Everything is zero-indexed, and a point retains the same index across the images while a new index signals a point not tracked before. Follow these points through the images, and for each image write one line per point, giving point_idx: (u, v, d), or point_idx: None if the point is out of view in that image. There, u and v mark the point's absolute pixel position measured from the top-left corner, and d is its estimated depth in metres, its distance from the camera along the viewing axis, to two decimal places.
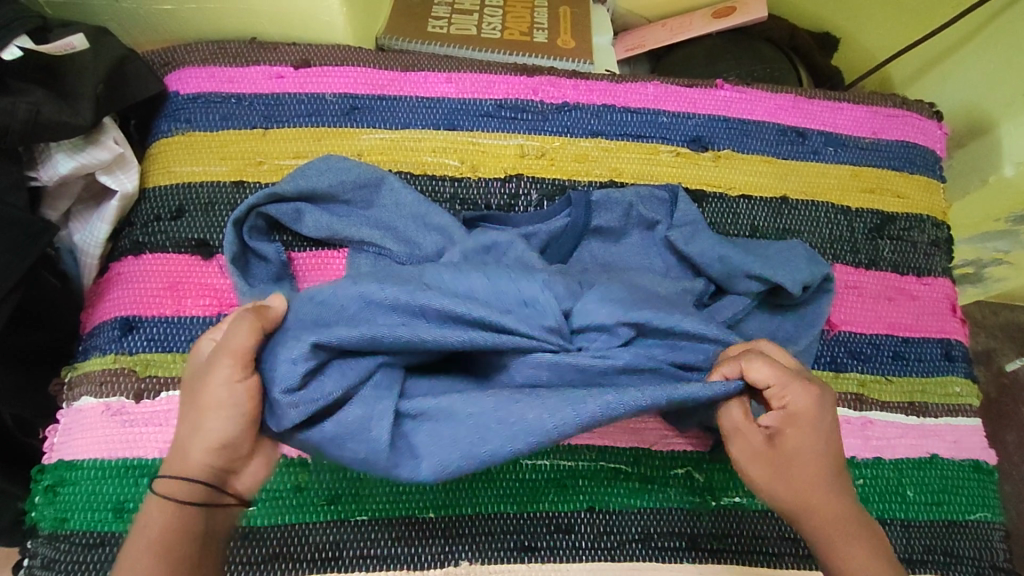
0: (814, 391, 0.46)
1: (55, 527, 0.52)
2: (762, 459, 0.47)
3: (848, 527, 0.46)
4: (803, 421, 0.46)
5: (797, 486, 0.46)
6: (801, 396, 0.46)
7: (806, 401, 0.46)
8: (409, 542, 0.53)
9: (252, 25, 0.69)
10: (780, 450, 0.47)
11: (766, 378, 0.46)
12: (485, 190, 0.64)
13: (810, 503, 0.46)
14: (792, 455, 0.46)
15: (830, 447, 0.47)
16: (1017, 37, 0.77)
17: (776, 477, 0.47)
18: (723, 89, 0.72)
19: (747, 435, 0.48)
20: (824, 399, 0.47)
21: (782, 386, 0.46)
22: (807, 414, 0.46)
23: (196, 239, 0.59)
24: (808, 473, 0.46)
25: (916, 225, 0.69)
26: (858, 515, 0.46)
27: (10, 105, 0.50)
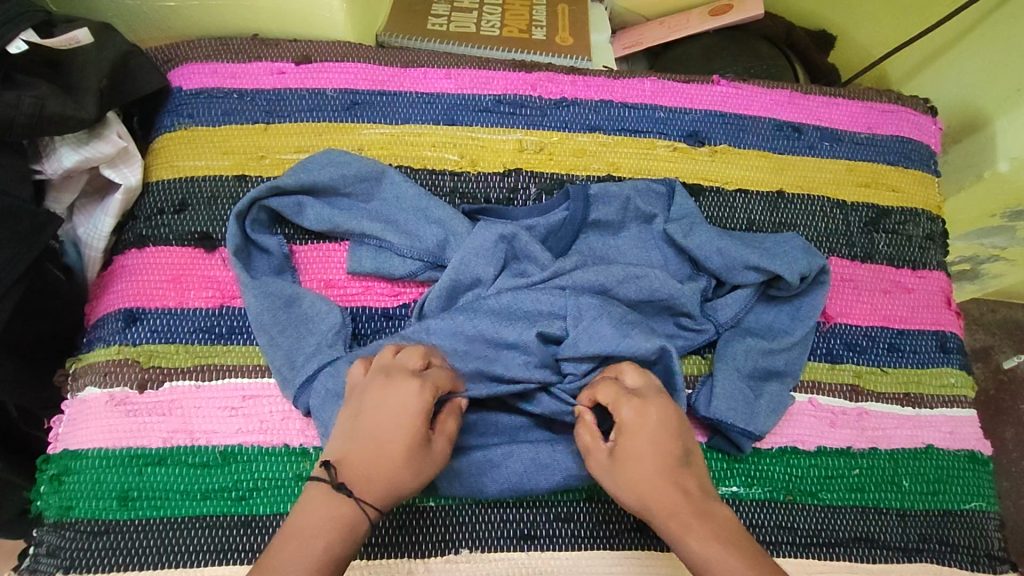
0: (645, 403, 0.49)
1: (60, 515, 0.52)
2: (610, 472, 0.48)
3: (697, 522, 0.45)
4: (637, 431, 0.48)
5: (640, 487, 0.46)
6: (627, 405, 0.49)
7: (635, 414, 0.49)
8: (410, 530, 0.54)
9: (254, 22, 0.70)
10: (620, 457, 0.48)
11: (606, 397, 0.51)
12: (484, 184, 0.65)
13: (651, 502, 0.46)
14: (631, 457, 0.47)
15: (660, 448, 0.47)
16: (1011, 34, 0.78)
17: (619, 485, 0.47)
18: (720, 85, 0.72)
19: (593, 450, 0.50)
20: (657, 409, 0.49)
21: (615, 395, 0.50)
22: (637, 425, 0.48)
23: (199, 232, 0.60)
24: (650, 475, 0.46)
25: (911, 219, 0.70)
26: (696, 508, 0.45)
27: (16, 99, 0.51)
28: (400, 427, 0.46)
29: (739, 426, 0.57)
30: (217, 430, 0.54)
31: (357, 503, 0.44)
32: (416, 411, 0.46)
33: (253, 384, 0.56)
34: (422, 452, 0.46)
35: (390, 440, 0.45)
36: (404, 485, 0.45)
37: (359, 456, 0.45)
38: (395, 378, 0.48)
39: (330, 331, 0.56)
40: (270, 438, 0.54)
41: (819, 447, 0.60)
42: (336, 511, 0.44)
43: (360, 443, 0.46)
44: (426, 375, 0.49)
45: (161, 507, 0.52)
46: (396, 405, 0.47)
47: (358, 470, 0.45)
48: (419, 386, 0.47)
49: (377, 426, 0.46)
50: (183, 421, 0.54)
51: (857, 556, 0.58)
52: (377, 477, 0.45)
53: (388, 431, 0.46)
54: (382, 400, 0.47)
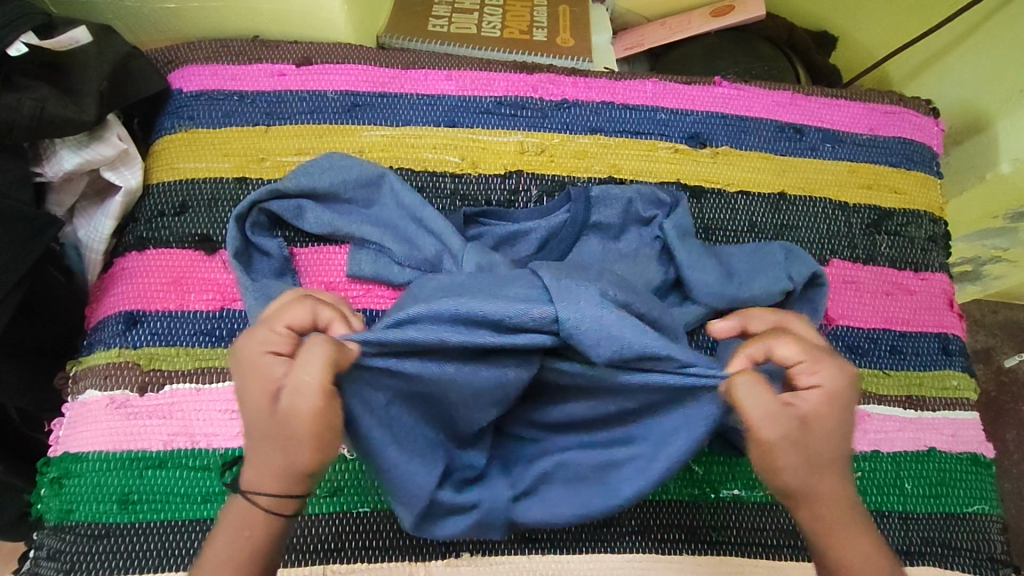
0: (845, 373, 0.43)
1: (60, 518, 0.52)
2: (782, 438, 0.41)
3: (853, 524, 0.43)
4: (831, 403, 0.42)
5: (824, 462, 0.42)
6: (830, 369, 0.43)
7: (834, 381, 0.43)
8: (410, 534, 0.54)
9: (254, 24, 0.70)
10: (807, 426, 0.42)
11: (797, 354, 0.43)
12: (485, 187, 0.65)
13: (826, 488, 0.42)
14: (820, 428, 0.42)
15: (846, 428, 0.43)
16: (1013, 35, 0.77)
17: (796, 455, 0.42)
18: (721, 86, 0.72)
19: (776, 412, 0.41)
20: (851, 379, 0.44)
21: (811, 353, 0.43)
22: (839, 395, 0.43)
23: (200, 234, 0.60)
24: (834, 453, 0.43)
25: (913, 221, 0.70)
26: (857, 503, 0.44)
27: (16, 101, 0.51)
28: (246, 397, 0.41)
29: None
30: (217, 433, 0.54)
31: (242, 494, 0.40)
32: (256, 375, 0.41)
33: None
34: (274, 411, 0.40)
35: (244, 417, 0.41)
36: (274, 459, 0.40)
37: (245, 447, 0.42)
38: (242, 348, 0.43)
39: None
40: None
41: None
42: (235, 507, 0.41)
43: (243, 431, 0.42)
44: (258, 328, 0.42)
45: (161, 510, 0.52)
46: (240, 375, 0.42)
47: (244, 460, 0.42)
48: (249, 343, 0.42)
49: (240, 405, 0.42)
50: (183, 424, 0.54)
51: None
52: (248, 460, 0.40)
53: (249, 406, 0.41)
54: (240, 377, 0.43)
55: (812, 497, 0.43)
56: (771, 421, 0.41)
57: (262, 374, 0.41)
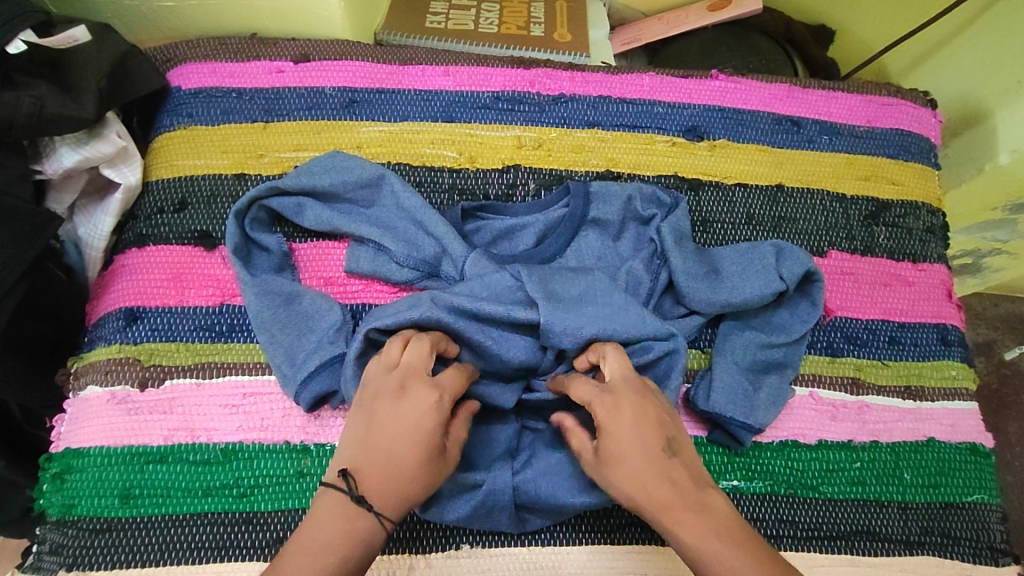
0: (621, 399, 0.48)
1: (62, 513, 0.52)
2: (590, 468, 0.48)
3: (702, 527, 0.43)
4: (618, 428, 0.47)
5: (629, 491, 0.45)
6: (603, 406, 0.47)
7: (611, 413, 0.47)
8: (409, 526, 0.54)
9: (251, 21, 0.70)
10: (605, 459, 0.47)
11: (584, 394, 0.49)
12: (483, 181, 0.65)
13: (647, 503, 0.45)
14: (614, 458, 0.46)
15: (649, 443, 0.46)
16: (1010, 26, 0.77)
17: (608, 484, 0.46)
18: (718, 80, 0.72)
19: (583, 445, 0.49)
20: (630, 406, 0.47)
21: (590, 394, 0.49)
22: (614, 426, 0.47)
23: (199, 230, 0.60)
24: (637, 474, 0.45)
25: (911, 212, 0.70)
26: (689, 502, 0.44)
27: (15, 99, 0.51)
28: (418, 437, 0.46)
29: (738, 419, 0.57)
30: (218, 428, 0.55)
31: (377, 517, 0.43)
32: (435, 423, 0.46)
33: (254, 382, 0.56)
34: (440, 458, 0.46)
35: (405, 451, 0.45)
36: (421, 494, 0.45)
37: (371, 468, 0.45)
38: (407, 385, 0.48)
39: (330, 329, 0.56)
40: (271, 435, 0.54)
41: (820, 440, 0.60)
42: (353, 527, 0.43)
43: (380, 458, 0.45)
44: (443, 382, 0.48)
45: (163, 505, 0.52)
46: (416, 416, 0.46)
47: (375, 482, 0.44)
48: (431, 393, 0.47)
49: (394, 437, 0.46)
50: (184, 419, 0.55)
51: (858, 549, 0.58)
52: (395, 488, 0.44)
53: (398, 436, 0.45)
54: (400, 412, 0.46)
55: (648, 512, 0.45)
56: (583, 453, 0.49)
57: (442, 424, 0.47)
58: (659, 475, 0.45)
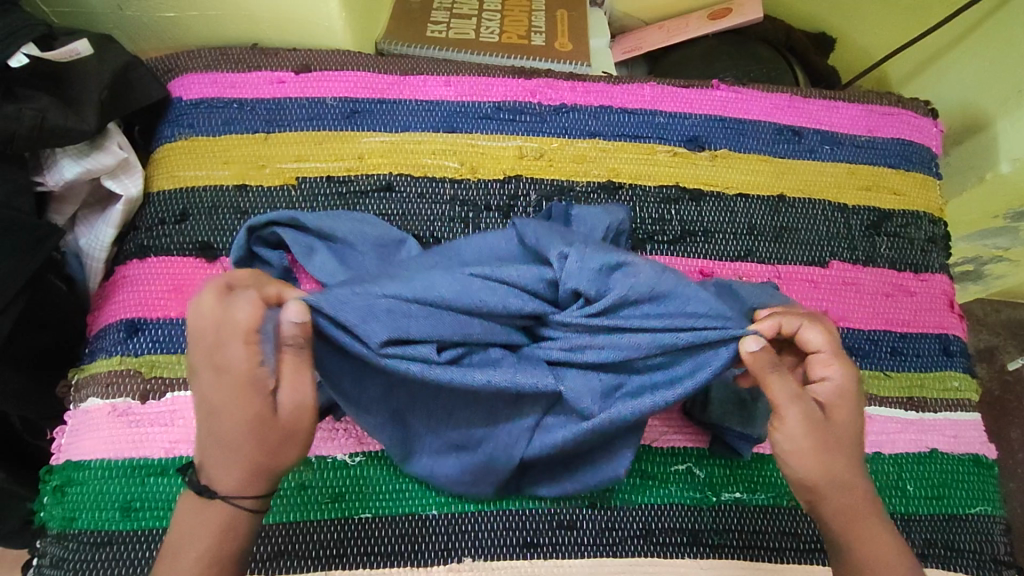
0: (852, 369, 0.48)
1: (63, 527, 0.52)
2: (809, 426, 0.45)
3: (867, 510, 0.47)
4: (846, 397, 0.47)
5: (842, 467, 0.46)
6: (841, 369, 0.47)
7: (845, 381, 0.47)
8: (411, 539, 0.54)
9: (253, 32, 0.70)
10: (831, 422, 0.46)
11: (819, 344, 0.47)
12: (485, 192, 0.65)
13: (844, 478, 0.46)
14: (836, 425, 0.46)
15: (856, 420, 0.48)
16: (1011, 36, 0.78)
17: (821, 450, 0.45)
18: (719, 89, 0.72)
19: (806, 400, 0.46)
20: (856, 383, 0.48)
21: (830, 351, 0.47)
22: (845, 392, 0.47)
23: (200, 242, 0.60)
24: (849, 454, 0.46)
25: (913, 222, 0.70)
26: (872, 506, 0.47)
27: (17, 112, 0.51)
28: (227, 409, 0.41)
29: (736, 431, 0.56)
30: None
31: (224, 500, 0.42)
32: (240, 389, 0.41)
33: None
34: (263, 421, 0.41)
35: (223, 429, 0.41)
36: (269, 462, 0.42)
37: (204, 452, 0.42)
38: (203, 357, 0.41)
39: None
40: None
41: None
42: (207, 515, 0.43)
43: (208, 440, 0.42)
44: (229, 340, 0.41)
45: (163, 518, 0.52)
46: (217, 389, 0.41)
47: (211, 465, 0.42)
48: (227, 354, 0.41)
49: (209, 418, 0.42)
50: (185, 431, 0.54)
51: None
52: (232, 467, 0.42)
53: (220, 420, 0.41)
54: (203, 389, 0.42)
55: (835, 489, 0.46)
56: (802, 408, 0.45)
57: (250, 386, 0.41)
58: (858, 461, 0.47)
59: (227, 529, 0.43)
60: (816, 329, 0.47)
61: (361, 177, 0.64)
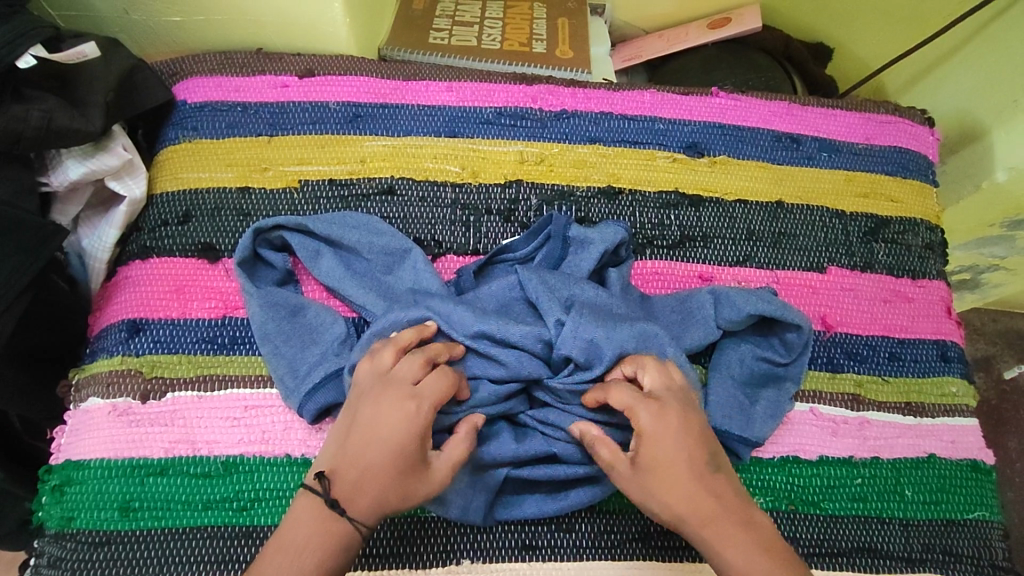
0: (664, 410, 0.49)
1: (61, 526, 0.52)
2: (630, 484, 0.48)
3: (731, 526, 0.47)
4: (662, 440, 0.48)
5: (674, 504, 0.47)
6: (645, 413, 0.49)
7: (653, 420, 0.48)
8: (410, 541, 0.54)
9: (258, 36, 0.71)
10: (643, 469, 0.48)
11: (622, 401, 0.50)
12: (486, 196, 0.66)
13: (683, 516, 0.47)
14: (655, 465, 0.48)
15: (687, 452, 0.48)
16: (1006, 46, 0.79)
17: (646, 494, 0.48)
18: (718, 96, 0.73)
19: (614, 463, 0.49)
20: (675, 413, 0.49)
21: (630, 400, 0.49)
22: (658, 434, 0.48)
23: (203, 243, 0.61)
24: (679, 488, 0.47)
25: (910, 229, 0.70)
26: (737, 518, 0.47)
27: (24, 112, 0.52)
28: (394, 448, 0.46)
29: (734, 432, 0.57)
30: (218, 440, 0.54)
31: (352, 523, 0.45)
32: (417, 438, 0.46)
33: (255, 395, 0.56)
34: (418, 470, 0.47)
35: (381, 461, 0.46)
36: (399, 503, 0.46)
37: (350, 472, 0.46)
38: (391, 397, 0.47)
39: (335, 341, 0.56)
40: (271, 449, 0.54)
41: (821, 456, 0.60)
42: (329, 531, 0.45)
43: (357, 464, 0.46)
44: (426, 394, 0.48)
45: (163, 518, 0.52)
46: (393, 426, 0.46)
47: (351, 488, 0.46)
48: (413, 407, 0.47)
49: (373, 447, 0.46)
50: (185, 431, 0.55)
51: (859, 567, 0.57)
52: (372, 496, 0.46)
53: (379, 452, 0.46)
54: (380, 419, 0.47)
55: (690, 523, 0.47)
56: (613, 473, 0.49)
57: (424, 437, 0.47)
58: (700, 488, 0.47)
59: (345, 548, 0.45)
60: (654, 370, 0.51)
61: (363, 181, 0.65)
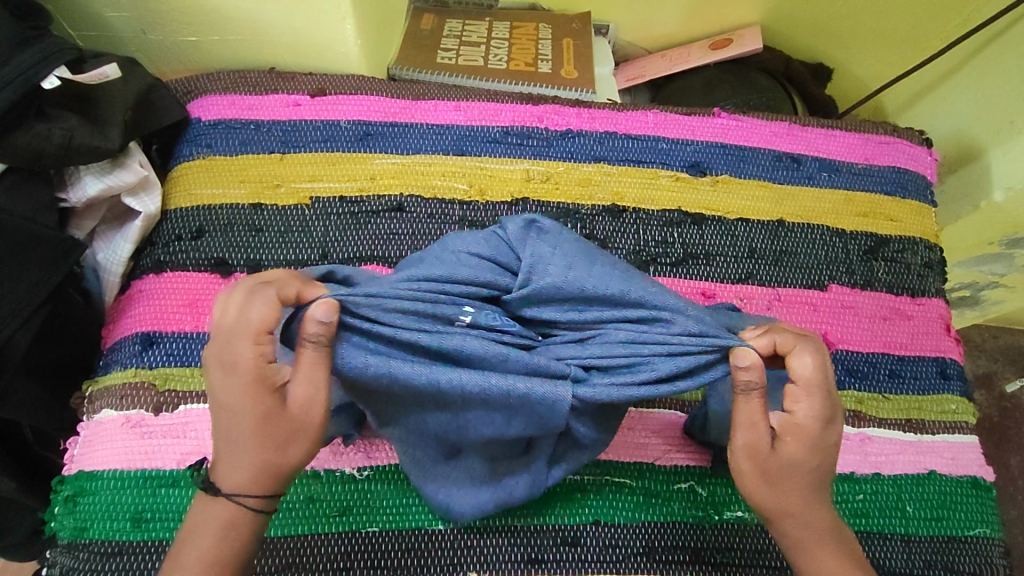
0: (827, 409, 0.43)
1: (74, 536, 0.53)
2: (753, 454, 0.43)
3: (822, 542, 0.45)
4: (807, 437, 0.43)
5: (788, 497, 0.44)
6: (813, 401, 0.43)
7: (812, 417, 0.43)
8: (417, 554, 0.54)
9: (270, 56, 0.73)
10: (781, 452, 0.43)
11: (800, 373, 0.43)
12: (493, 213, 0.67)
13: (788, 513, 0.44)
14: (794, 457, 0.43)
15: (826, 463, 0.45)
16: (1001, 69, 0.80)
17: (766, 483, 0.44)
18: (720, 117, 0.75)
19: (756, 429, 0.43)
20: (831, 414, 0.44)
21: (805, 382, 0.43)
22: (812, 429, 0.43)
23: (216, 258, 0.62)
24: (798, 487, 0.44)
25: (909, 248, 0.72)
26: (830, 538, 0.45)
27: (47, 131, 0.53)
28: (240, 405, 0.40)
29: None
30: None
31: (228, 497, 0.42)
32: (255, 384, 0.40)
33: None
34: (275, 418, 0.41)
35: (233, 426, 0.41)
36: (276, 459, 0.41)
37: (216, 449, 0.42)
38: (230, 350, 0.40)
39: None
40: None
41: None
42: (215, 513, 0.42)
43: (217, 442, 0.42)
44: (241, 331, 0.40)
45: (173, 529, 0.53)
46: (226, 383, 0.40)
47: (224, 466, 0.42)
48: (236, 349, 0.40)
49: (223, 416, 0.41)
50: (197, 444, 0.55)
51: None
52: (240, 464, 0.41)
53: (234, 419, 0.41)
54: (214, 383, 0.41)
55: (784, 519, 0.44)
56: (745, 435, 0.43)
57: (257, 383, 0.40)
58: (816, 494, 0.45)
59: (230, 525, 0.42)
60: (808, 358, 0.43)
61: (373, 198, 0.66)
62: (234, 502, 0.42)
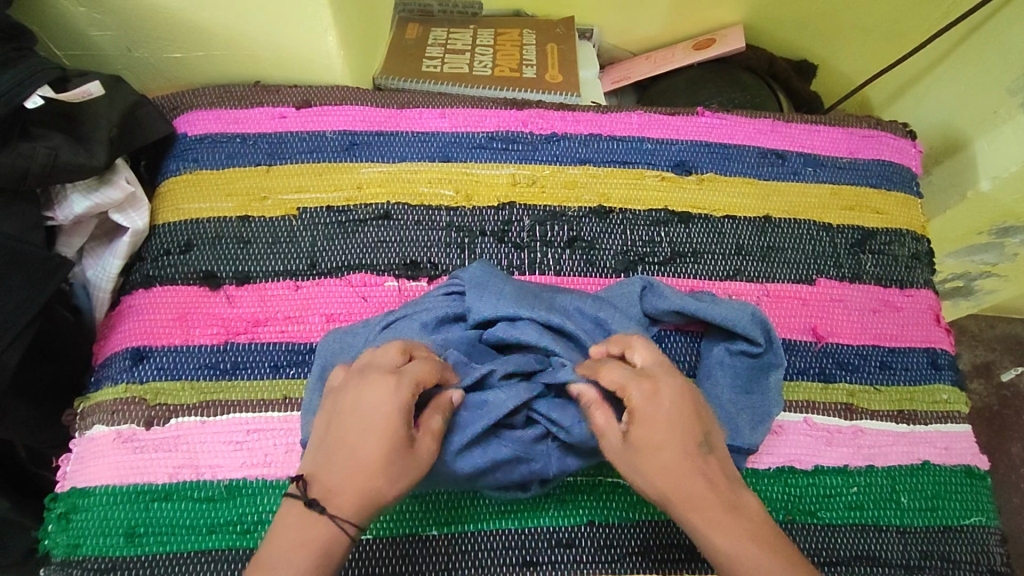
0: (653, 387, 0.48)
1: (67, 553, 0.53)
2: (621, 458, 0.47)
3: (724, 516, 0.45)
4: (654, 415, 0.47)
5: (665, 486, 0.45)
6: (639, 389, 0.47)
7: (645, 398, 0.47)
8: (412, 560, 0.54)
9: (256, 70, 0.73)
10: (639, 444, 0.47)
11: (618, 376, 0.48)
12: (479, 218, 0.67)
13: (685, 493, 0.45)
14: (649, 445, 0.46)
15: (682, 439, 0.47)
16: (984, 61, 0.81)
17: (634, 471, 0.47)
18: (704, 116, 0.75)
19: (609, 433, 0.48)
20: (665, 389, 0.48)
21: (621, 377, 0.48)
22: (650, 409, 0.47)
23: (204, 271, 0.62)
24: (671, 463, 0.46)
25: (895, 239, 0.72)
26: (726, 505, 0.45)
27: (31, 150, 0.54)
28: (380, 431, 0.44)
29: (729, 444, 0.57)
30: (222, 464, 0.55)
31: (333, 520, 0.43)
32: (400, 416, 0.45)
33: (257, 418, 0.57)
34: (405, 456, 0.45)
35: (369, 450, 0.44)
36: (386, 495, 0.44)
37: (332, 472, 0.44)
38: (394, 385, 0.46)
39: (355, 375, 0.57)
40: (274, 470, 0.55)
41: (816, 466, 0.61)
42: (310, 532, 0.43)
43: (333, 463, 0.44)
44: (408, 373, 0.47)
45: (167, 543, 0.53)
46: (377, 409, 0.45)
47: (332, 486, 0.44)
48: (401, 385, 0.46)
49: (359, 437, 0.45)
50: (189, 456, 0.55)
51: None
52: (354, 489, 0.43)
53: (368, 441, 0.44)
54: (365, 405, 0.45)
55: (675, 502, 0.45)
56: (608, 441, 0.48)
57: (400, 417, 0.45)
58: (692, 471, 0.46)
59: (327, 553, 0.42)
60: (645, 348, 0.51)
61: (360, 207, 0.66)
62: (335, 526, 0.43)
